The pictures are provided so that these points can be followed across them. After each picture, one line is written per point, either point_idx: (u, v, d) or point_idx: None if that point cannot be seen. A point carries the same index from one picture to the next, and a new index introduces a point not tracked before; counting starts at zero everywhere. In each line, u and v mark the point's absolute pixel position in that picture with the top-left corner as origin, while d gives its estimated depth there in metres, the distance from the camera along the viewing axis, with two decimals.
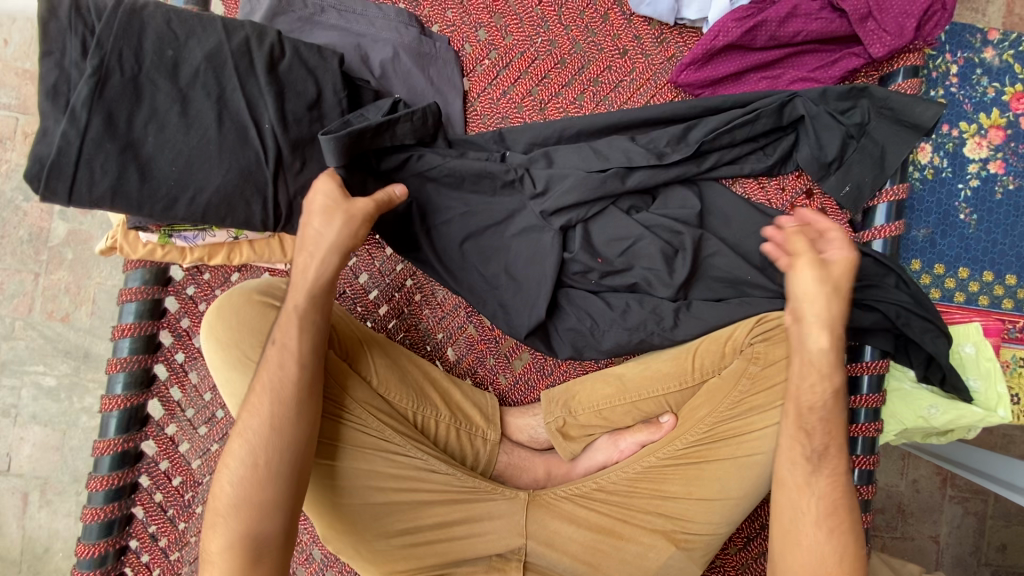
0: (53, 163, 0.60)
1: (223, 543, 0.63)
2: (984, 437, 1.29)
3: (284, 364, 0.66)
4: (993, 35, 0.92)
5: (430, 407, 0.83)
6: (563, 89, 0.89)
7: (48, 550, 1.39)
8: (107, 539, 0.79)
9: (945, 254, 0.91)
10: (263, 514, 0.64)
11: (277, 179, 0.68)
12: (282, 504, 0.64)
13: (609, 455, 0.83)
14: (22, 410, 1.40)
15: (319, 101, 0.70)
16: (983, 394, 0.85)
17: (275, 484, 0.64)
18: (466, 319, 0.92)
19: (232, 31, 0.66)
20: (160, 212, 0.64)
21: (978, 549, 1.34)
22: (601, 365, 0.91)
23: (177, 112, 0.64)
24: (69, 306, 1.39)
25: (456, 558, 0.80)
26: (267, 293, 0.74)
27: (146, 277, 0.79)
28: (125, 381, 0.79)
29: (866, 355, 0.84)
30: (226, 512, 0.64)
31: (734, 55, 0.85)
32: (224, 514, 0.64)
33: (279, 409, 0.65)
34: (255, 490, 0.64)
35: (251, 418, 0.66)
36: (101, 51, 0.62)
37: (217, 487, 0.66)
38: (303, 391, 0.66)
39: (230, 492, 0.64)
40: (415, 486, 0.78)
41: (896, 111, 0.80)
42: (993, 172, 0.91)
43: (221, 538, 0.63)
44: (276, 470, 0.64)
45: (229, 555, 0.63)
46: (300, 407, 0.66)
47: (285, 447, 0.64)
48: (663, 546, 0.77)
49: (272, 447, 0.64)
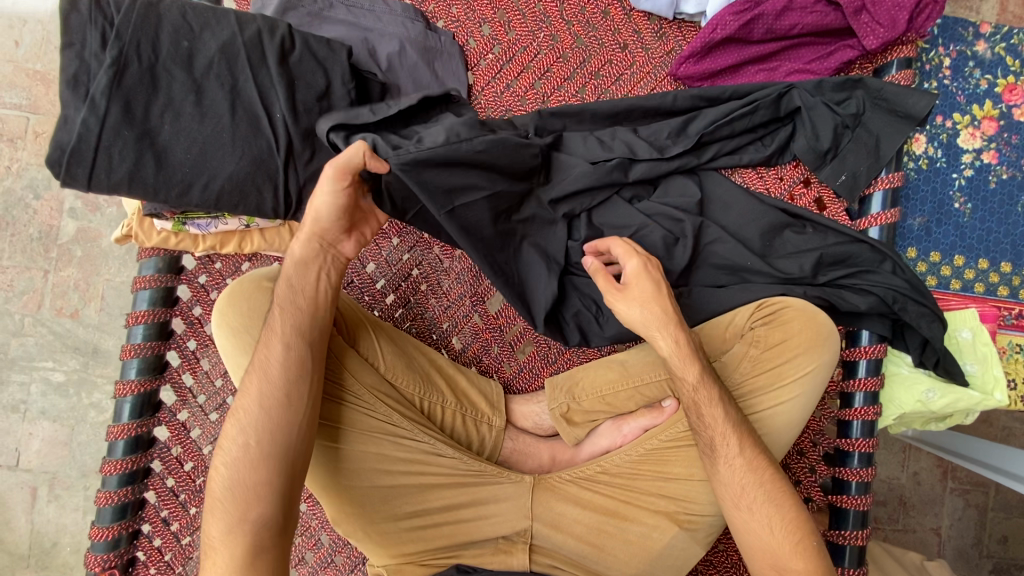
0: (73, 150, 0.62)
1: (222, 528, 0.64)
2: (984, 429, 1.30)
3: (276, 347, 0.68)
4: (986, 29, 0.94)
5: (436, 393, 0.85)
6: (565, 82, 0.91)
7: (56, 544, 1.40)
8: (120, 523, 0.80)
9: (940, 243, 0.93)
10: (260, 499, 0.65)
11: (287, 168, 0.70)
12: (275, 485, 0.66)
13: (612, 440, 0.85)
14: (31, 405, 1.41)
15: (328, 92, 0.71)
16: (980, 377, 0.87)
17: (272, 467, 0.66)
18: (471, 309, 0.94)
19: (244, 24, 0.68)
20: (175, 199, 0.66)
21: (979, 542, 1.35)
22: (604, 352, 0.93)
23: (191, 102, 0.66)
24: (78, 303, 1.41)
25: (462, 541, 0.81)
26: (276, 280, 0.75)
27: (159, 266, 0.81)
28: (138, 367, 0.81)
29: (863, 340, 0.85)
30: (222, 496, 0.65)
31: (732, 48, 0.87)
32: (221, 498, 0.65)
33: (275, 394, 0.67)
34: (254, 474, 0.65)
35: (251, 403, 0.68)
36: (120, 42, 0.64)
37: (214, 474, 0.67)
38: (294, 373, 0.68)
39: (227, 476, 0.66)
40: (422, 470, 0.80)
41: (890, 102, 0.83)
42: (986, 162, 0.93)
43: (220, 524, 0.64)
44: (272, 453, 0.66)
45: (228, 540, 0.63)
46: (291, 389, 0.68)
47: (277, 428, 0.66)
48: (666, 527, 0.79)
49: (265, 429, 0.66)
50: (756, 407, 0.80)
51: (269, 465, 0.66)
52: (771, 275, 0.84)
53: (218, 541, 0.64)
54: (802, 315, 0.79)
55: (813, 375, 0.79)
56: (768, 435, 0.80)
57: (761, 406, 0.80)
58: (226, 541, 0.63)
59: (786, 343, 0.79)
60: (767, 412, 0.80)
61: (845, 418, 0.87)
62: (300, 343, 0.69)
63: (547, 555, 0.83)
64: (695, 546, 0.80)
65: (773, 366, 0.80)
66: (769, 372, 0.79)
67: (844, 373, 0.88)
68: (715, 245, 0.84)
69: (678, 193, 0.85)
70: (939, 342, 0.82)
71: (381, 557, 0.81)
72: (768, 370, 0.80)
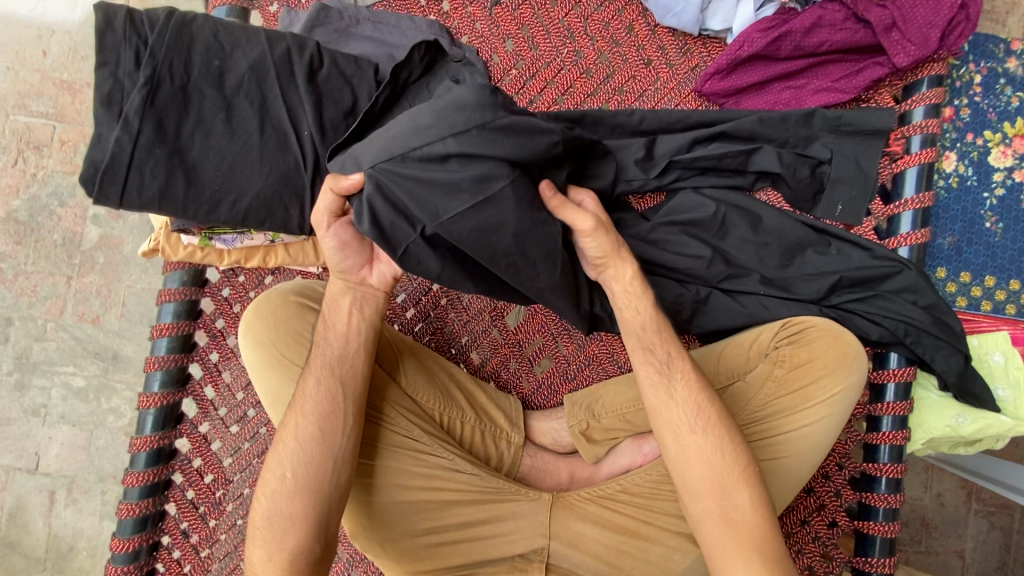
0: (107, 168, 0.63)
1: (263, 555, 0.66)
2: (1010, 450, 1.27)
3: (311, 379, 0.69)
4: (1017, 45, 0.92)
5: (457, 408, 0.84)
6: (589, 98, 0.91)
7: (72, 549, 1.41)
8: (141, 535, 0.80)
9: (971, 263, 0.91)
10: (295, 529, 0.66)
11: (314, 184, 0.70)
12: (310, 517, 0.67)
13: (632, 459, 0.83)
14: (51, 410, 1.43)
15: (355, 109, 0.72)
16: (1012, 403, 0.84)
17: (303, 498, 0.67)
18: (491, 324, 0.94)
19: (274, 42, 0.69)
20: (204, 215, 0.67)
21: (1004, 565, 1.31)
22: (624, 369, 0.92)
23: (221, 120, 0.67)
24: (99, 308, 1.43)
25: (480, 559, 0.81)
26: (301, 294, 0.75)
27: (184, 279, 0.82)
28: (162, 379, 0.81)
29: (891, 362, 0.83)
30: (261, 525, 0.68)
31: (758, 65, 0.86)
32: (261, 527, 0.68)
33: (306, 426, 0.69)
34: (288, 503, 0.67)
35: (285, 436, 0.70)
36: (153, 61, 0.64)
37: (256, 502, 0.70)
38: (324, 406, 0.68)
39: (266, 506, 0.68)
40: (442, 486, 0.79)
41: (855, 125, 0.84)
42: (1018, 180, 0.91)
43: (262, 551, 0.67)
44: (303, 484, 0.67)
45: (269, 567, 0.66)
46: (322, 420, 0.68)
47: (308, 463, 0.67)
48: (688, 548, 0.77)
49: (299, 462, 0.68)
50: (779, 429, 0.79)
51: (300, 497, 0.67)
52: (788, 296, 0.84)
53: (261, 568, 0.66)
54: (829, 338, 0.78)
55: (842, 395, 0.78)
56: (795, 458, 0.78)
57: (788, 428, 0.78)
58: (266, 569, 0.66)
59: (814, 364, 0.78)
60: (796, 433, 0.78)
61: (872, 442, 0.85)
62: (327, 376, 0.69)
63: None
64: None
65: (798, 389, 0.79)
66: (795, 394, 0.78)
67: (871, 396, 0.86)
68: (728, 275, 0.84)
69: (704, 213, 0.84)
70: (953, 375, 0.81)
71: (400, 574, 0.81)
72: (792, 392, 0.79)
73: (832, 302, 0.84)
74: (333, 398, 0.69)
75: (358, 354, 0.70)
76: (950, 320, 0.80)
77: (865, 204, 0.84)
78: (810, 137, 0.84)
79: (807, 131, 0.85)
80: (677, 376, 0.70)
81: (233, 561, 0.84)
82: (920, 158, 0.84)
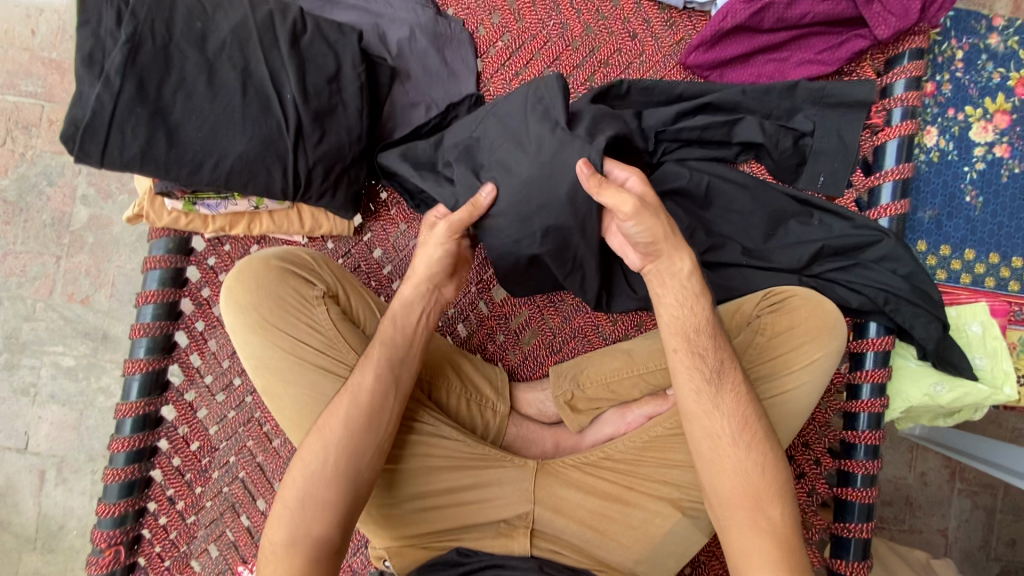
0: (88, 126, 0.63)
1: (285, 537, 0.64)
2: (994, 430, 1.29)
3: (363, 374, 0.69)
4: (999, 22, 0.93)
5: (442, 376, 0.85)
6: (575, 71, 0.92)
7: (62, 528, 1.41)
8: (127, 500, 0.81)
9: (951, 237, 0.92)
10: (327, 514, 0.65)
11: (297, 148, 0.70)
12: (339, 504, 0.65)
13: (616, 427, 0.85)
14: (41, 389, 1.43)
15: (338, 75, 0.72)
16: (989, 371, 0.86)
17: (340, 484, 0.65)
18: (477, 296, 0.94)
19: (257, 6, 0.70)
20: (186, 176, 0.67)
21: (987, 544, 1.33)
22: (608, 340, 0.93)
23: (203, 82, 0.67)
24: (89, 288, 1.43)
25: (464, 524, 0.80)
26: (283, 258, 0.74)
27: (170, 246, 0.82)
28: (148, 345, 0.82)
29: (871, 332, 0.85)
30: (291, 506, 0.65)
31: (742, 37, 0.86)
32: (291, 507, 0.65)
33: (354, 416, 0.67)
34: (322, 484, 0.65)
35: (333, 422, 0.67)
36: (134, 20, 0.65)
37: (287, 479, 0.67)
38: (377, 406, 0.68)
39: (298, 485, 0.65)
40: (428, 452, 0.79)
41: (836, 97, 0.85)
42: (998, 155, 0.92)
43: (285, 534, 0.64)
44: (343, 470, 0.66)
45: (290, 551, 0.63)
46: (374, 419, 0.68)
47: (354, 452, 0.66)
48: (670, 513, 0.77)
49: (344, 451, 0.66)
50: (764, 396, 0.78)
51: (336, 480, 0.65)
52: (771, 266, 0.84)
53: (279, 554, 0.63)
54: (812, 307, 0.79)
55: (823, 361, 0.78)
56: (778, 424, 0.79)
57: (768, 394, 0.78)
58: (287, 554, 0.63)
59: (796, 329, 0.79)
60: (778, 399, 0.78)
61: (852, 410, 0.86)
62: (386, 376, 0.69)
63: (548, 540, 0.81)
64: (699, 535, 0.78)
65: (778, 355, 0.79)
66: (775, 360, 0.78)
67: (851, 366, 0.88)
68: (711, 247, 0.85)
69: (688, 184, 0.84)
70: (932, 343, 0.82)
71: (384, 540, 0.80)
72: (772, 358, 0.79)
73: (814, 272, 0.84)
74: (389, 385, 0.69)
75: (415, 345, 0.71)
76: (929, 289, 0.81)
77: (845, 174, 0.85)
78: (792, 109, 0.85)
79: (789, 103, 0.85)
80: (689, 354, 0.68)
81: (218, 527, 0.84)
82: (900, 131, 0.85)
